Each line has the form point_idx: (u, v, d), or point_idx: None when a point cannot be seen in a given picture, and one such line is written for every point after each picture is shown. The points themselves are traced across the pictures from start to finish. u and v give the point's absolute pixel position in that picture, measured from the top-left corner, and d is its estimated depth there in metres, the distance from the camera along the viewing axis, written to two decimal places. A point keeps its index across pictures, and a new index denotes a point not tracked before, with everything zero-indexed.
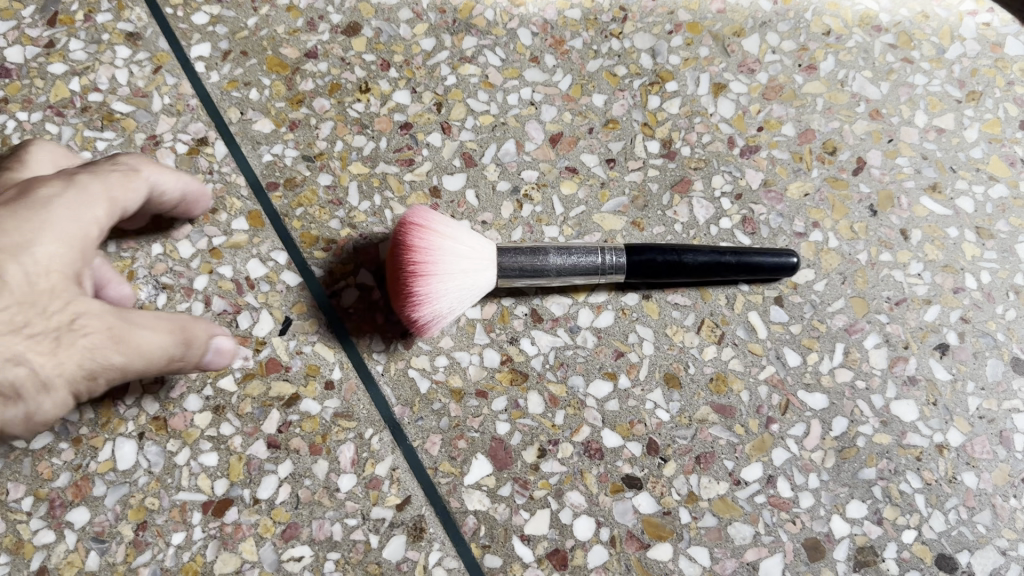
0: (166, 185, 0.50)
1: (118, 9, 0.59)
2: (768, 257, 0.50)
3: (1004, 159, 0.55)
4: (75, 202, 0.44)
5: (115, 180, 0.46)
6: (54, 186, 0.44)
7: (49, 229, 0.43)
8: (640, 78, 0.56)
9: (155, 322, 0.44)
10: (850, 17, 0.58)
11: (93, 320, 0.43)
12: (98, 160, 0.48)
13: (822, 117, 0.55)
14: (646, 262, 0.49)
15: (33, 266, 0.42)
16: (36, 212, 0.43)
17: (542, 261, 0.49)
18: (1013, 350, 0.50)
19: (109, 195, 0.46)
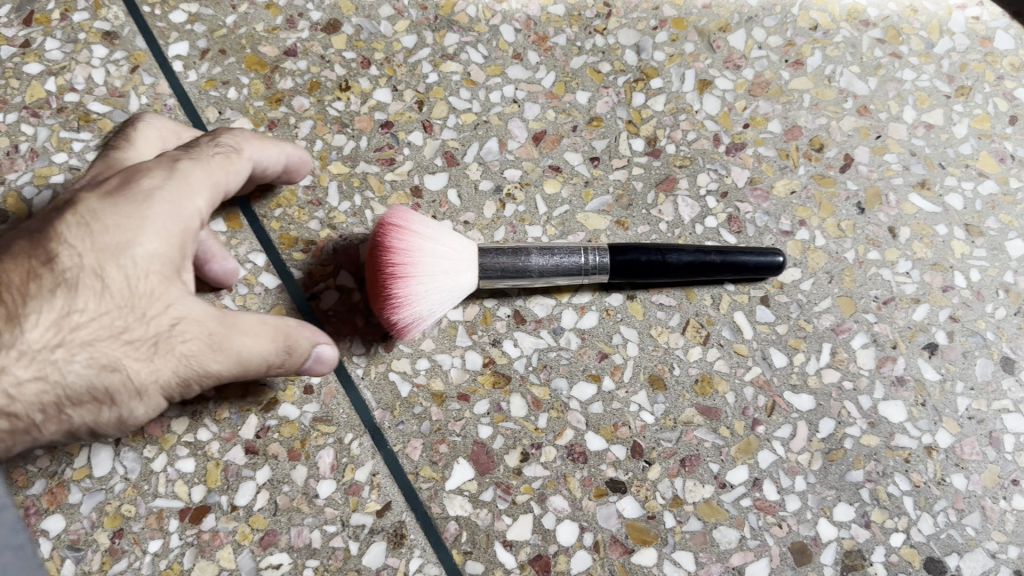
0: (267, 161, 0.49)
1: (95, 7, 0.58)
2: (754, 257, 0.49)
3: (993, 155, 0.54)
4: (177, 194, 0.43)
5: (217, 167, 0.45)
6: (155, 176, 0.43)
7: (152, 227, 0.41)
8: (624, 74, 0.56)
9: (259, 324, 0.44)
10: (837, 12, 0.57)
11: (194, 324, 0.42)
12: (198, 139, 0.47)
13: (809, 113, 0.54)
14: (630, 262, 0.49)
15: (132, 267, 0.41)
16: (138, 209, 0.41)
17: (524, 261, 0.48)
18: (1002, 349, 0.50)
19: (211, 184, 0.45)
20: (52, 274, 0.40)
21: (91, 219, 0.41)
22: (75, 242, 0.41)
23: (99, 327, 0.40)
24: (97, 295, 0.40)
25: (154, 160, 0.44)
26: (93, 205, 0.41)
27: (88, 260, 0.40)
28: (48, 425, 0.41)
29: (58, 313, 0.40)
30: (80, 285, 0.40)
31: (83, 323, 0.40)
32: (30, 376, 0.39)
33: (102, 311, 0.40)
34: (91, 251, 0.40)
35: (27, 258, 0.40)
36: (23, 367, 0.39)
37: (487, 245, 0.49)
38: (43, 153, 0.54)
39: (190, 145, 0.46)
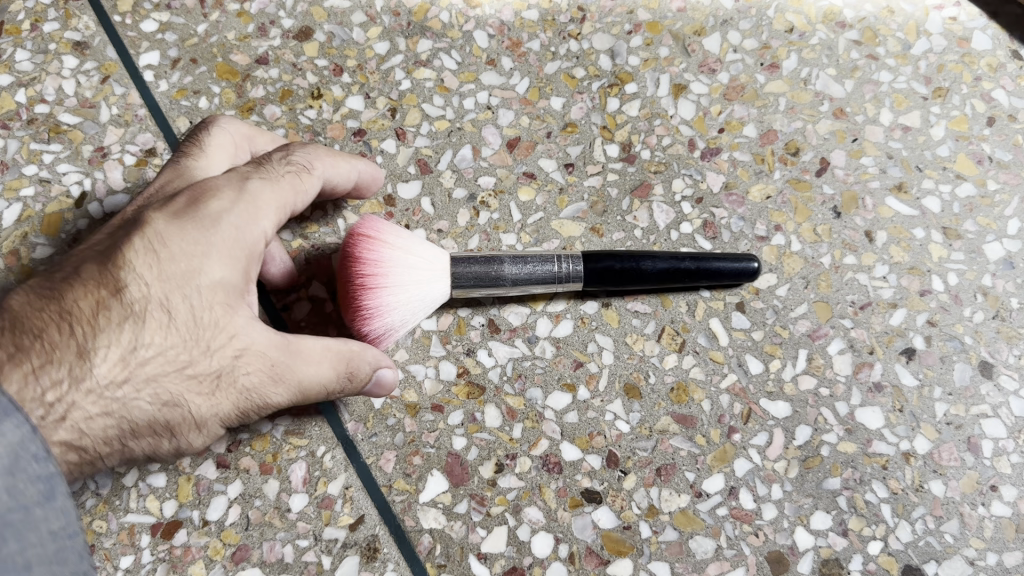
0: (337, 180, 0.49)
1: (66, 17, 0.57)
2: (728, 262, 0.49)
3: (971, 157, 0.54)
4: (244, 217, 0.44)
5: (285, 187, 0.46)
6: (222, 199, 0.44)
7: (217, 254, 0.42)
8: (599, 80, 0.55)
9: (324, 349, 0.44)
10: (813, 14, 0.57)
11: (260, 351, 0.42)
12: (271, 155, 0.47)
13: (785, 117, 0.54)
14: (604, 270, 0.48)
15: (198, 296, 0.41)
16: (205, 236, 0.42)
17: (498, 270, 0.48)
18: (981, 353, 0.49)
19: (278, 206, 0.45)
20: (120, 306, 0.40)
21: (158, 246, 0.42)
22: (142, 271, 0.41)
23: (164, 359, 0.40)
24: (163, 328, 0.40)
25: (222, 178, 0.45)
26: (161, 230, 0.42)
27: (155, 291, 0.41)
28: (112, 456, 0.41)
29: (126, 344, 0.40)
30: (148, 316, 0.40)
31: (151, 356, 0.40)
32: (99, 412, 0.39)
33: (168, 342, 0.40)
34: (158, 280, 0.41)
35: (95, 288, 0.40)
36: (91, 404, 0.39)
37: (461, 253, 0.49)
38: (13, 165, 0.53)
39: (260, 163, 0.47)
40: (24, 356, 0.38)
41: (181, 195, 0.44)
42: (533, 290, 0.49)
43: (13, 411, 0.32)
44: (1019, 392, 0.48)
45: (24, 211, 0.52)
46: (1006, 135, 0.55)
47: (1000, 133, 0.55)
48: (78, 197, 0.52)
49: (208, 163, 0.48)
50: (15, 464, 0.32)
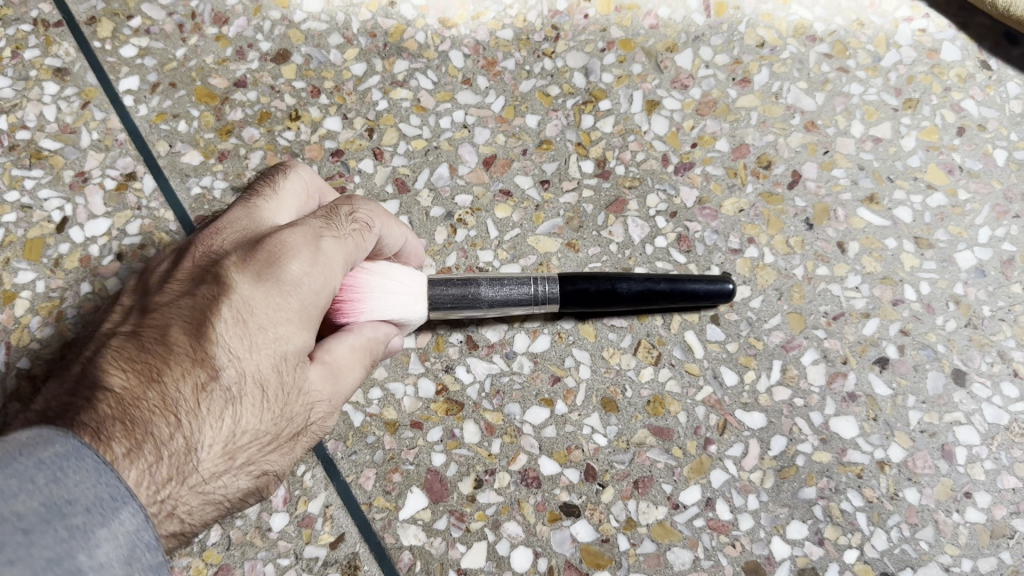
0: (388, 238, 0.48)
1: (46, 44, 0.58)
2: (702, 284, 0.49)
3: (942, 167, 0.55)
4: (322, 282, 0.41)
5: (353, 246, 0.44)
6: (302, 260, 0.41)
7: (301, 321, 0.40)
8: (573, 97, 0.56)
9: (354, 354, 0.44)
10: (784, 28, 0.58)
11: (328, 402, 0.42)
12: (336, 209, 0.45)
13: (757, 131, 0.55)
14: (579, 292, 0.49)
15: (284, 363, 0.40)
16: (292, 302, 0.40)
17: (474, 292, 0.49)
18: (953, 361, 0.50)
19: (347, 264, 0.43)
20: (220, 388, 0.37)
21: (246, 315, 0.39)
22: (235, 345, 0.38)
23: (258, 435, 0.39)
24: (256, 404, 0.38)
25: (301, 234, 0.42)
26: (248, 298, 0.39)
27: (247, 368, 0.38)
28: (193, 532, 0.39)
29: (228, 431, 0.37)
30: (244, 395, 0.38)
31: (249, 435, 0.38)
32: (202, 504, 0.36)
33: (262, 418, 0.39)
34: (250, 355, 0.38)
35: (193, 369, 0.37)
36: (197, 498, 0.36)
37: (438, 275, 0.50)
38: None
39: (327, 218, 0.44)
40: (139, 455, 0.34)
41: (258, 251, 0.41)
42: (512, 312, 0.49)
43: (128, 498, 0.31)
44: (992, 398, 0.49)
45: (6, 237, 0.52)
46: (976, 144, 0.55)
47: (970, 143, 0.55)
48: (59, 222, 0.53)
49: (278, 206, 0.46)
50: (131, 554, 0.30)
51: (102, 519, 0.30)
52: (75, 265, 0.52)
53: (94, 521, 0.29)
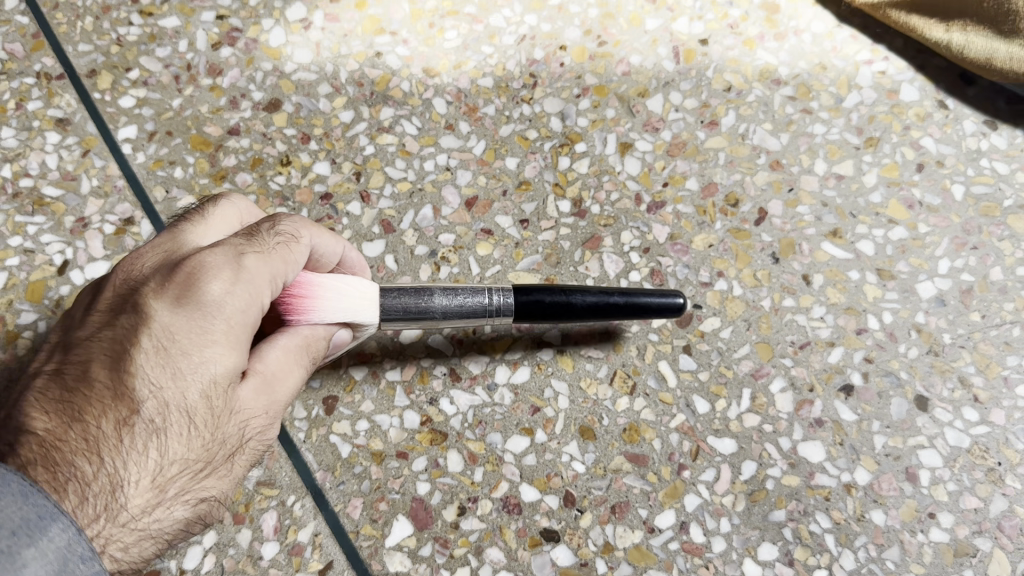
0: (322, 249, 0.49)
1: (48, 96, 0.60)
2: (656, 297, 0.51)
3: (902, 202, 0.57)
4: (246, 299, 0.41)
5: (277, 260, 0.44)
6: (222, 280, 0.41)
7: (225, 342, 0.40)
8: (550, 140, 0.59)
9: (288, 356, 0.45)
10: (749, 72, 0.61)
11: (263, 418, 0.43)
12: (257, 226, 0.45)
13: (724, 171, 0.58)
14: (534, 302, 0.50)
15: (211, 386, 0.40)
16: (213, 323, 0.40)
17: (428, 302, 0.49)
18: (916, 388, 0.52)
19: (272, 279, 0.43)
20: (142, 421, 0.38)
21: (166, 342, 0.39)
22: (157, 375, 0.39)
23: (190, 462, 0.39)
24: (184, 432, 0.39)
25: (219, 253, 0.42)
26: (168, 326, 0.40)
27: (170, 397, 0.39)
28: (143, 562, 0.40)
29: (155, 464, 0.38)
30: (170, 424, 0.38)
31: (179, 465, 0.39)
32: (137, 539, 0.37)
33: (193, 445, 0.39)
34: (173, 383, 0.39)
35: (113, 405, 0.37)
36: (129, 534, 0.37)
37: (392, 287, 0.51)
38: None
39: (249, 236, 0.44)
40: (61, 497, 0.36)
41: (175, 273, 0.41)
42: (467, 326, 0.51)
43: (58, 514, 0.33)
44: (954, 422, 0.51)
45: (9, 280, 0.55)
46: (935, 180, 0.58)
47: (928, 179, 0.58)
48: (60, 265, 0.55)
49: (205, 230, 0.47)
50: (64, 566, 0.33)
51: (29, 540, 0.32)
52: None
53: (20, 542, 0.32)
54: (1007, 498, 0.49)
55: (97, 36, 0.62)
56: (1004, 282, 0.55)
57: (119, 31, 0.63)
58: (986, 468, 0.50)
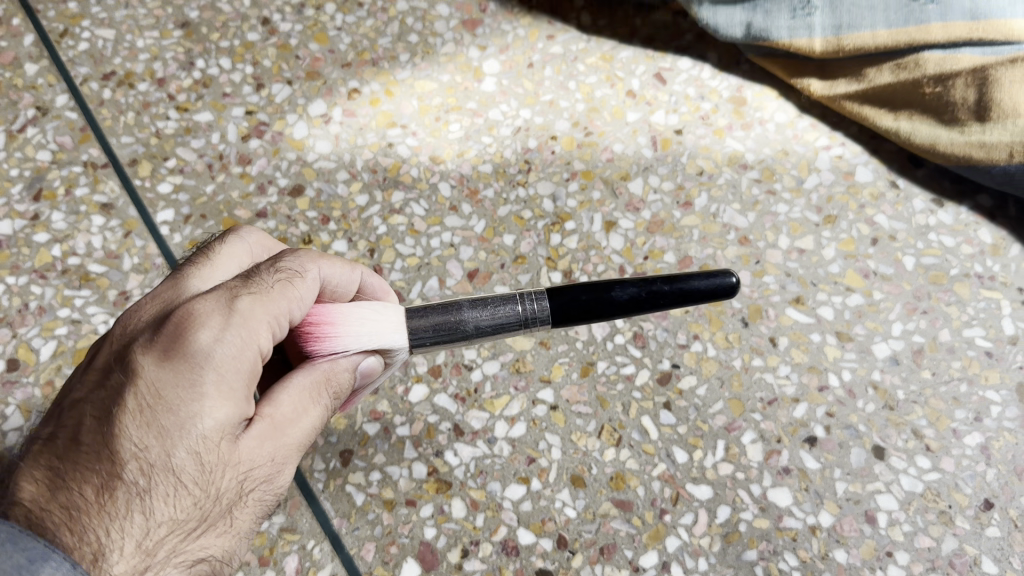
0: (336, 278, 0.53)
1: (94, 183, 0.66)
2: (703, 281, 0.54)
3: (858, 272, 0.64)
4: (237, 345, 0.44)
5: (271, 300, 0.46)
6: (211, 328, 0.43)
7: (215, 395, 0.42)
8: (543, 219, 0.66)
9: (297, 399, 0.47)
10: (719, 158, 0.68)
11: (262, 468, 0.45)
12: (255, 270, 0.48)
13: (698, 245, 0.65)
14: (569, 303, 0.53)
15: (201, 441, 0.42)
16: (201, 374, 0.42)
17: (457, 316, 0.53)
18: (873, 439, 0.58)
19: (268, 319, 0.46)
20: (125, 485, 0.40)
21: (153, 400, 0.41)
22: (143, 435, 0.41)
23: (178, 522, 0.41)
24: (171, 491, 0.41)
25: (210, 301, 0.45)
26: (156, 381, 0.42)
27: (156, 456, 0.41)
28: None
29: (140, 527, 0.40)
30: (155, 485, 0.40)
31: (166, 526, 0.41)
32: None
33: (181, 505, 0.41)
34: (159, 442, 0.41)
35: (96, 471, 0.40)
36: None
37: (423, 306, 0.55)
38: (49, 309, 0.61)
39: (245, 281, 0.47)
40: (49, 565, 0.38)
41: (166, 327, 0.44)
42: (505, 332, 0.54)
43: (47, 555, 0.36)
44: (908, 469, 0.57)
45: (58, 347, 0.59)
46: (888, 252, 0.65)
47: (882, 251, 0.65)
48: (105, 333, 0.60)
49: (204, 279, 0.50)
50: None
51: None
52: None
53: None
54: (958, 538, 0.55)
55: (138, 129, 0.68)
56: (951, 342, 0.62)
57: (158, 124, 0.69)
58: (938, 511, 0.55)
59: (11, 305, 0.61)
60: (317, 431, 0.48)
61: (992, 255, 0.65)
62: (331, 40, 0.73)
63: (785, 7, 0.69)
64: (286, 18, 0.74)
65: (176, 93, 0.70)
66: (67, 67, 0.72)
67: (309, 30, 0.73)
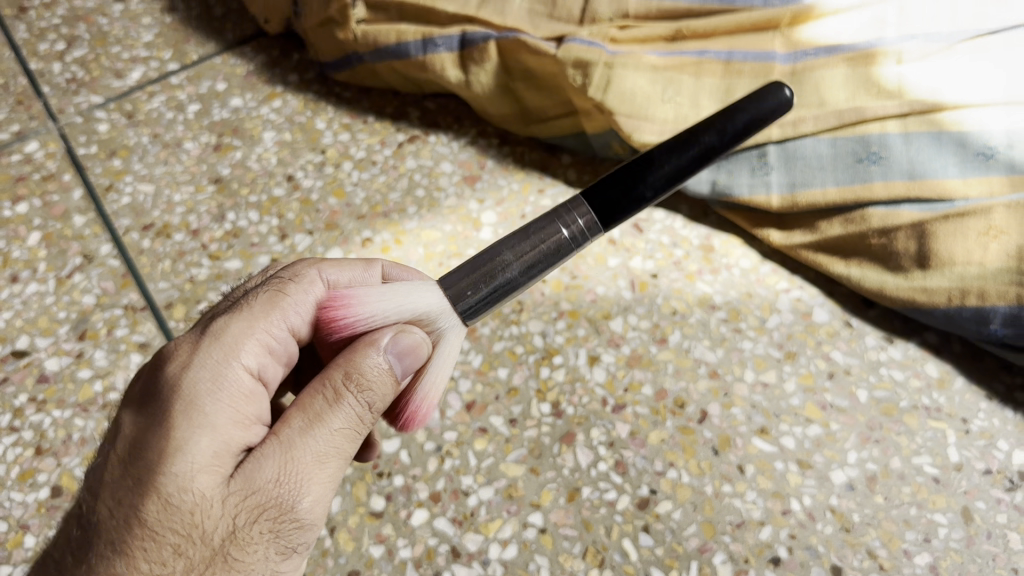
0: (340, 276, 0.61)
1: (133, 323, 0.74)
2: (743, 116, 0.63)
3: (817, 404, 0.71)
4: (204, 375, 0.49)
5: (245, 322, 0.53)
6: (177, 365, 0.49)
7: (181, 432, 0.47)
8: (533, 354, 0.74)
9: (304, 414, 0.49)
10: (691, 300, 0.78)
11: (261, 495, 0.47)
12: (234, 304, 0.55)
13: (672, 378, 0.73)
14: (609, 206, 0.60)
15: (175, 482, 0.46)
16: (167, 410, 0.48)
17: (500, 261, 0.57)
18: (832, 559, 0.64)
19: (242, 338, 0.52)
20: (109, 548, 0.46)
21: (129, 455, 0.47)
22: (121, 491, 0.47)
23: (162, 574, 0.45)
24: (149, 544, 0.45)
25: (183, 340, 0.52)
26: (134, 435, 0.48)
27: (132, 510, 0.46)
28: None
29: None
30: (133, 540, 0.46)
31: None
32: None
33: (163, 555, 0.45)
34: (133, 493, 0.46)
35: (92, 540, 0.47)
36: None
37: (458, 268, 0.58)
38: (90, 439, 0.68)
39: (222, 313, 0.54)
40: None
41: (149, 377, 0.51)
42: (552, 260, 0.58)
43: None
44: None
45: None
46: (844, 386, 0.73)
47: (838, 385, 0.73)
48: None
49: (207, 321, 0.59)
50: None
51: None
52: None
53: None
54: None
55: (174, 275, 0.77)
56: (902, 470, 0.68)
57: (192, 270, 0.77)
58: None
59: (57, 436, 0.68)
60: (337, 434, 0.49)
61: (938, 388, 0.73)
62: (347, 194, 0.82)
63: (746, 166, 0.78)
64: (308, 175, 0.84)
65: (209, 243, 0.79)
66: (111, 219, 0.81)
67: (328, 186, 0.83)
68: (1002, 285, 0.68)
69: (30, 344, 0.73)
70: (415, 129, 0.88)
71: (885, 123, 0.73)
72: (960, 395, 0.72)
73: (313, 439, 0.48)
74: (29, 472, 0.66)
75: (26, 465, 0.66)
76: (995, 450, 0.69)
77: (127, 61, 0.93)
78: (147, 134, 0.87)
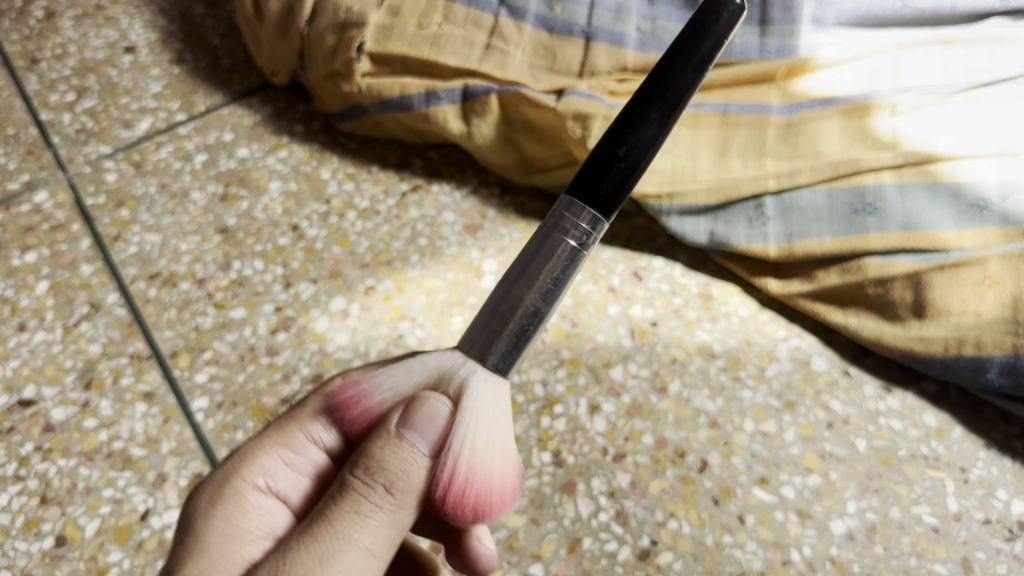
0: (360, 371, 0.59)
1: (139, 372, 0.75)
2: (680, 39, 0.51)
3: (816, 454, 0.72)
4: (204, 501, 0.53)
5: (251, 444, 0.56)
6: (190, 501, 0.54)
7: (179, 559, 0.50)
8: (534, 403, 0.75)
9: (314, 516, 0.48)
10: (690, 348, 0.78)
11: None
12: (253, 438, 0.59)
13: (672, 427, 0.73)
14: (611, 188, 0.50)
15: None
16: (173, 544, 0.51)
17: (507, 297, 0.48)
18: None
19: (243, 457, 0.55)
20: None
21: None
22: None
23: None
24: None
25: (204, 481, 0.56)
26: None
27: None
28: None
29: None
30: None
31: None
32: None
33: None
34: None
35: None
36: None
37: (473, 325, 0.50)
38: (94, 488, 0.68)
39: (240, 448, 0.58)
40: None
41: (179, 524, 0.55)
42: (567, 274, 0.49)
43: None
44: None
45: (101, 524, 0.66)
46: (843, 435, 0.73)
47: (837, 434, 0.73)
48: (144, 512, 0.67)
49: None
50: None
51: None
52: (153, 545, 0.65)
53: None
54: None
55: (180, 324, 0.78)
56: (901, 519, 0.68)
57: (197, 319, 0.78)
58: None
59: (62, 485, 0.68)
60: (340, 526, 0.47)
61: (937, 437, 0.73)
62: (351, 244, 0.84)
63: (743, 218, 0.79)
64: (313, 224, 0.85)
65: (214, 291, 0.80)
66: (118, 268, 0.82)
67: (332, 235, 0.84)
68: (998, 335, 0.69)
69: (36, 393, 0.74)
70: (418, 178, 0.90)
71: (881, 174, 0.74)
72: (959, 444, 0.73)
73: (305, 538, 0.46)
74: (34, 521, 0.66)
75: (31, 514, 0.67)
76: (994, 499, 0.70)
77: (135, 112, 0.95)
78: (154, 184, 0.88)
